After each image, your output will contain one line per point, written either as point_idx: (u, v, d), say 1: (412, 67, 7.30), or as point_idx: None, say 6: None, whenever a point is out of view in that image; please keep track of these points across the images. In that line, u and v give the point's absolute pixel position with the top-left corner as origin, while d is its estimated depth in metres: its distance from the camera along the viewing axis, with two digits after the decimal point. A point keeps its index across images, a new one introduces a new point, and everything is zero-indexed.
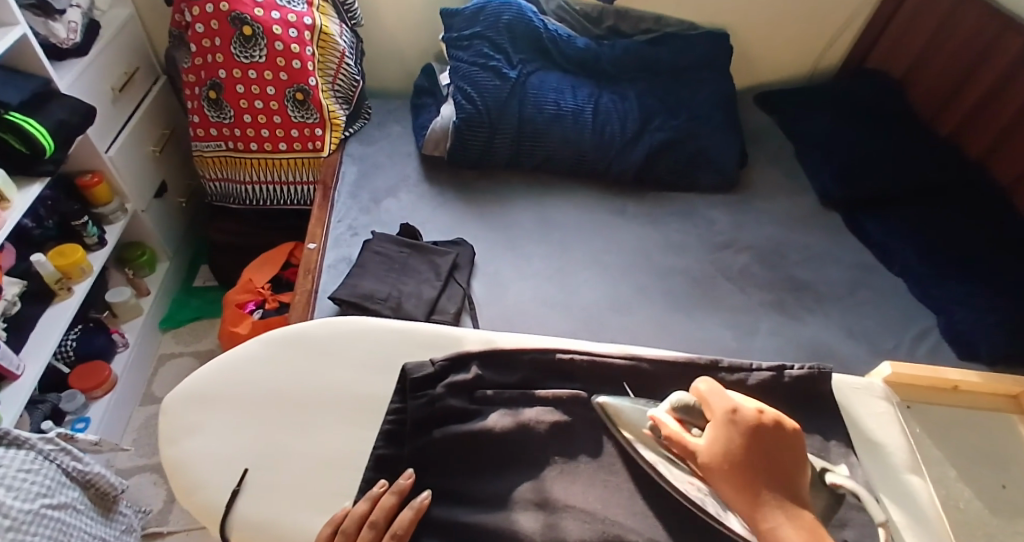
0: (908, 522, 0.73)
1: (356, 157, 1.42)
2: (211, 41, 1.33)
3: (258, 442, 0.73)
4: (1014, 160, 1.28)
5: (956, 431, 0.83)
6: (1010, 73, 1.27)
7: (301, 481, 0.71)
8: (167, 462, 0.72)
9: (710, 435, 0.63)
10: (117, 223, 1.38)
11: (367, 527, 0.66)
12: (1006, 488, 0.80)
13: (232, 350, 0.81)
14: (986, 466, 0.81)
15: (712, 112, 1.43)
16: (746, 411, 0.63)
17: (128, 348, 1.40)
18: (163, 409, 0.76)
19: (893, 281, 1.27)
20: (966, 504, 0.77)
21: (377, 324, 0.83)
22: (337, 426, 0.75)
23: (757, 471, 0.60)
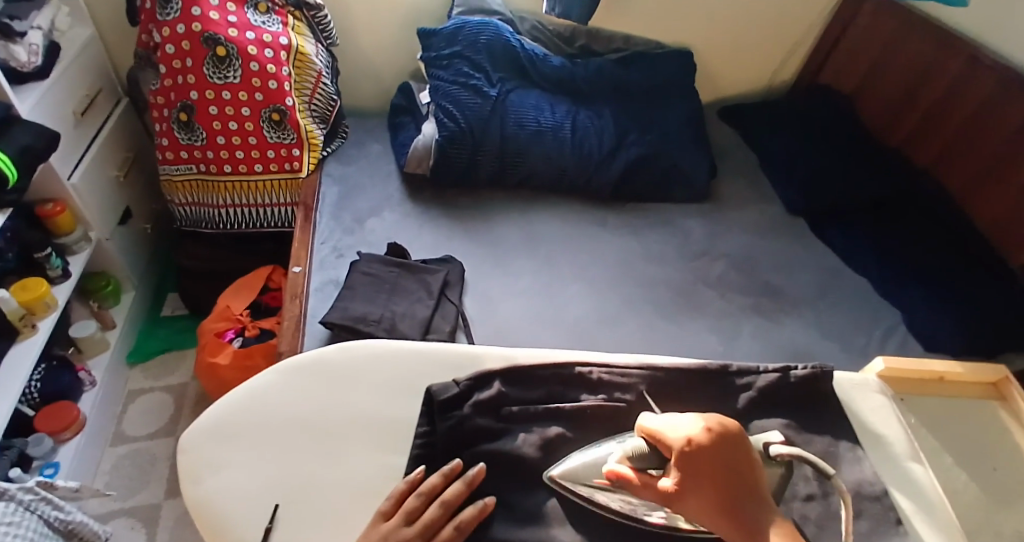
0: (915, 509, 0.78)
1: (336, 177, 1.41)
2: (182, 62, 1.28)
3: (286, 474, 0.73)
4: (963, 165, 1.36)
5: (947, 420, 0.88)
6: (955, 87, 1.37)
7: (333, 508, 0.71)
8: (191, 503, 0.72)
9: (675, 475, 0.62)
10: (82, 253, 1.30)
11: (436, 504, 0.68)
12: (996, 470, 0.86)
13: (248, 384, 0.81)
14: (975, 450, 0.87)
15: (684, 127, 1.49)
16: (697, 436, 0.63)
17: (95, 387, 1.32)
18: (181, 449, 0.76)
19: (859, 284, 1.32)
20: (961, 487, 0.83)
21: (393, 350, 0.85)
22: (364, 451, 0.76)
23: (726, 493, 0.61)
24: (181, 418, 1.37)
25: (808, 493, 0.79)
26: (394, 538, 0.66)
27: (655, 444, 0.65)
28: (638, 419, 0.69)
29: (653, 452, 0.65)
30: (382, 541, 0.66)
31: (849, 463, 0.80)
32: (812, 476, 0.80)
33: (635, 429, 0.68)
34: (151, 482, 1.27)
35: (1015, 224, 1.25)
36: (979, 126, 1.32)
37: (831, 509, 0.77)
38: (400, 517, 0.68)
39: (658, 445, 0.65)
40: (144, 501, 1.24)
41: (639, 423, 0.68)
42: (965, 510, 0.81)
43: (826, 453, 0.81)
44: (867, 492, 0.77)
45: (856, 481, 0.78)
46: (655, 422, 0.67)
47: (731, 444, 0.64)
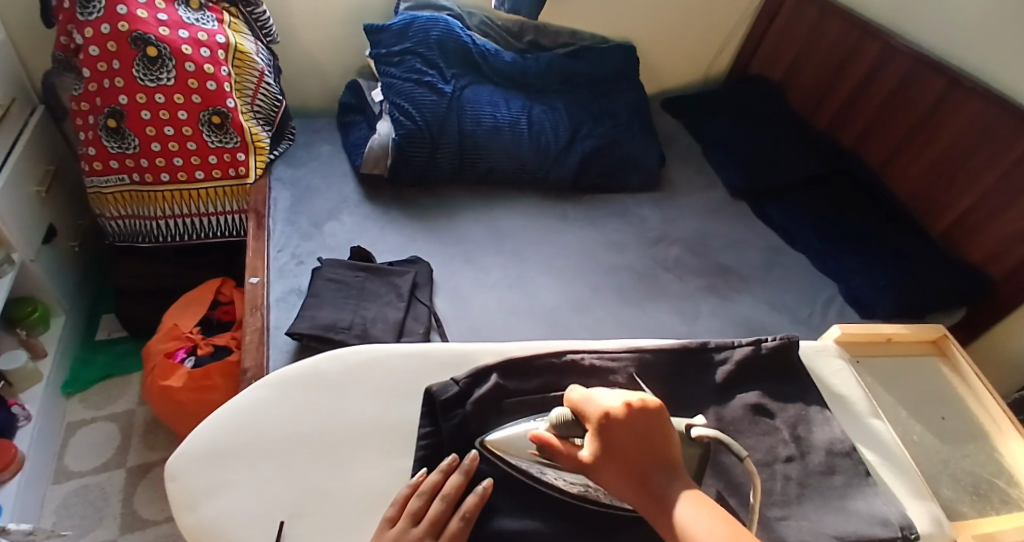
0: (880, 460, 0.83)
1: (287, 181, 1.36)
2: (108, 64, 1.18)
3: (288, 490, 0.71)
4: (882, 144, 1.50)
5: (898, 378, 0.98)
6: (873, 73, 1.50)
7: (343, 519, 0.69)
8: (188, 531, 0.68)
9: (591, 445, 0.63)
10: (6, 276, 1.19)
11: (439, 499, 0.67)
12: (946, 419, 0.95)
13: (234, 401, 0.78)
14: (927, 403, 0.96)
15: (631, 119, 1.55)
16: (615, 410, 0.63)
17: (32, 421, 1.21)
18: (170, 476, 0.72)
19: (799, 259, 1.42)
20: (919, 437, 0.91)
21: (387, 352, 0.83)
22: (369, 458, 0.74)
23: (640, 463, 0.61)
24: (132, 447, 1.29)
25: (789, 454, 0.80)
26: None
27: (578, 414, 0.65)
28: (568, 391, 0.69)
29: (575, 422, 0.66)
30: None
31: (819, 424, 0.84)
32: (789, 438, 0.82)
33: (564, 400, 0.69)
34: (105, 518, 1.18)
35: (935, 193, 1.38)
36: (898, 105, 1.45)
37: (809, 467, 0.80)
38: (406, 520, 0.66)
39: (581, 416, 0.65)
40: (99, 539, 1.15)
41: (568, 394, 0.68)
42: (924, 456, 0.89)
43: (797, 420, 0.84)
44: (839, 449, 0.82)
45: (827, 440, 0.82)
46: (583, 393, 0.67)
47: (649, 419, 0.62)
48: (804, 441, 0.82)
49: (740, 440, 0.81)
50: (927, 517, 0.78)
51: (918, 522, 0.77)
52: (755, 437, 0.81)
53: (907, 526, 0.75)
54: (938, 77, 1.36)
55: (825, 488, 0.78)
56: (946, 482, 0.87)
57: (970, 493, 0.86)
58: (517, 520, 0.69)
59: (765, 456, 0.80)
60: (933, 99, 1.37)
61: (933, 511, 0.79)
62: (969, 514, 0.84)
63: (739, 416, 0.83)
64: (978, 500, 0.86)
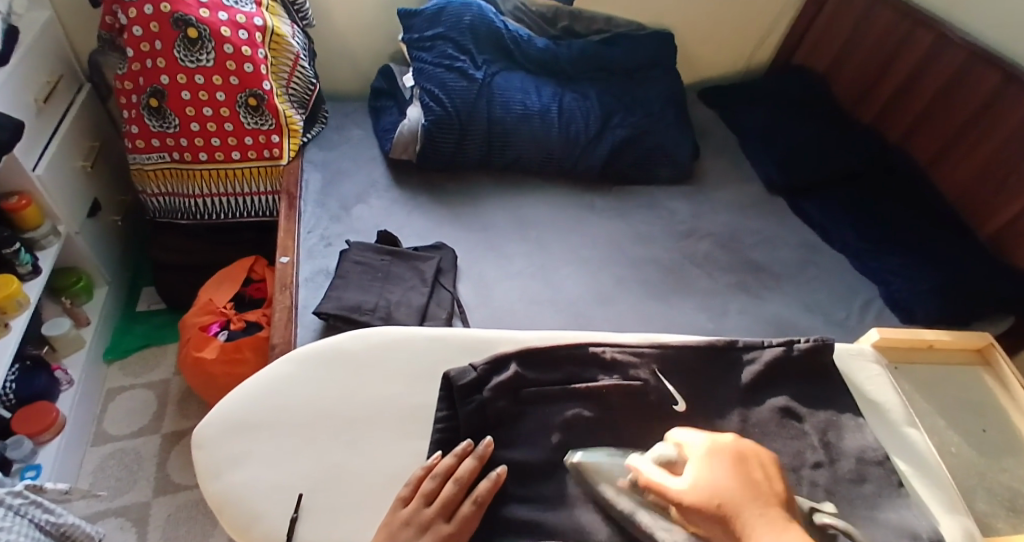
0: (914, 470, 0.80)
1: (318, 163, 1.38)
2: (151, 45, 1.21)
3: (309, 465, 0.71)
4: (932, 141, 1.42)
5: (936, 385, 0.93)
6: (925, 66, 1.43)
7: (360, 500, 0.69)
8: (211, 499, 0.70)
9: (695, 478, 0.62)
10: (51, 248, 1.24)
11: (452, 481, 0.67)
12: (987, 431, 0.90)
13: (261, 374, 0.79)
14: (967, 414, 0.91)
15: (666, 109, 1.52)
16: (724, 446, 0.65)
17: (72, 386, 1.26)
18: (196, 443, 0.74)
19: (837, 258, 1.37)
20: (957, 448, 0.87)
21: (409, 335, 0.82)
22: (388, 439, 0.74)
23: (739, 496, 0.60)
24: (166, 415, 1.33)
25: (817, 460, 0.77)
26: (416, 521, 0.64)
27: (680, 453, 0.66)
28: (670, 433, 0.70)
29: (678, 460, 0.66)
30: (404, 526, 0.64)
31: (850, 431, 0.81)
32: (816, 442, 0.79)
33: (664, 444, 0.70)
34: (139, 481, 1.23)
35: (983, 194, 1.32)
36: (948, 102, 1.38)
37: (838, 474, 0.77)
38: (420, 499, 0.66)
39: (684, 456, 0.66)
40: (132, 501, 1.20)
41: (671, 437, 0.69)
42: (961, 469, 0.85)
43: (826, 424, 0.81)
44: (870, 457, 0.78)
45: (858, 447, 0.79)
46: (684, 437, 0.68)
47: (760, 459, 0.64)
48: (832, 446, 0.79)
49: (762, 442, 0.78)
50: (960, 530, 0.75)
51: (950, 536, 0.74)
52: (780, 439, 0.79)
53: (936, 539, 0.72)
54: (993, 73, 1.29)
55: (855, 497, 0.75)
56: (981, 496, 0.83)
57: (1006, 508, 0.82)
58: (526, 511, 0.69)
59: (789, 459, 0.77)
60: (987, 96, 1.31)
61: (965, 525, 0.76)
62: (1003, 530, 0.80)
63: (765, 418, 0.80)
64: (1014, 515, 0.81)
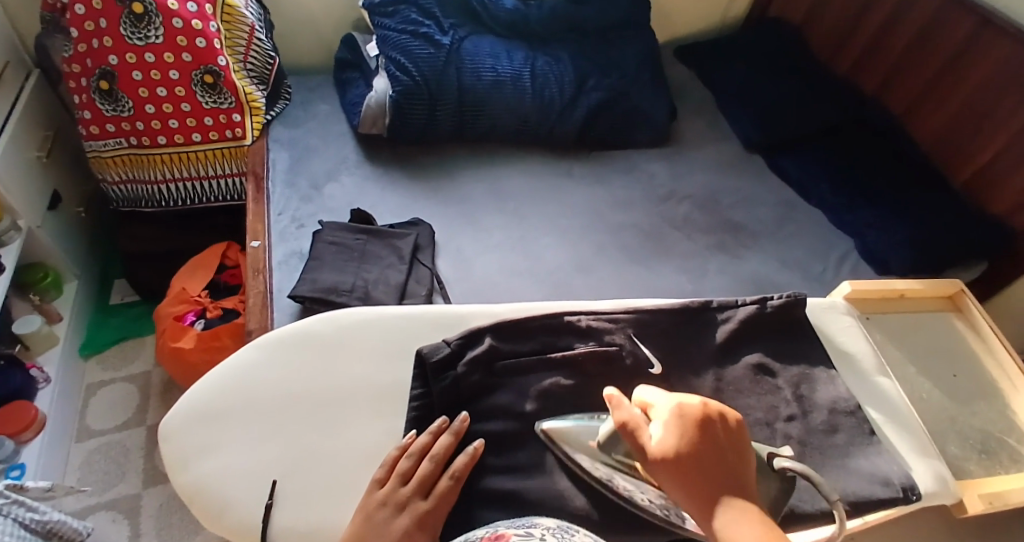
0: (886, 418, 0.81)
1: (284, 142, 1.34)
2: (95, 23, 1.17)
3: (282, 452, 0.71)
4: (907, 87, 1.41)
5: (912, 334, 0.94)
6: (899, 10, 1.41)
7: (337, 481, 0.69)
8: (183, 491, 0.69)
9: (663, 435, 0.58)
10: (13, 243, 1.21)
11: (427, 459, 0.67)
12: (957, 377, 0.91)
13: (228, 361, 0.77)
14: (938, 360, 0.92)
15: (640, 68, 1.48)
16: (691, 406, 0.61)
17: (50, 383, 1.24)
18: (163, 436, 0.72)
19: (814, 213, 1.37)
20: (928, 394, 0.88)
21: (380, 311, 0.81)
22: (363, 420, 0.73)
23: (708, 465, 0.57)
24: (149, 406, 1.32)
25: (790, 413, 0.79)
26: (392, 501, 0.64)
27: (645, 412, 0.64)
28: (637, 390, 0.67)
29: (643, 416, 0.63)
30: (380, 506, 0.64)
31: (823, 384, 0.82)
32: (791, 397, 0.80)
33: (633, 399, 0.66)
34: (127, 474, 1.22)
35: (958, 140, 1.31)
36: (924, 47, 1.36)
37: (810, 426, 0.78)
38: (396, 479, 0.66)
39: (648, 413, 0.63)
40: (122, 493, 1.20)
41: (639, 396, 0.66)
42: (933, 414, 0.86)
43: (800, 379, 0.82)
44: (843, 408, 0.80)
45: (831, 399, 0.80)
46: (650, 395, 0.66)
47: (725, 422, 0.60)
48: (806, 400, 0.80)
49: (741, 400, 0.79)
50: (931, 476, 0.77)
51: (922, 482, 0.76)
52: (756, 397, 0.80)
53: (908, 486, 0.74)
54: (965, 17, 1.28)
55: (827, 447, 0.77)
56: (953, 439, 0.84)
57: (979, 451, 0.84)
58: (508, 482, 0.69)
59: (766, 415, 0.78)
60: (960, 40, 1.29)
61: (938, 470, 0.78)
62: (975, 472, 0.82)
63: (741, 376, 0.81)
64: (986, 458, 0.84)
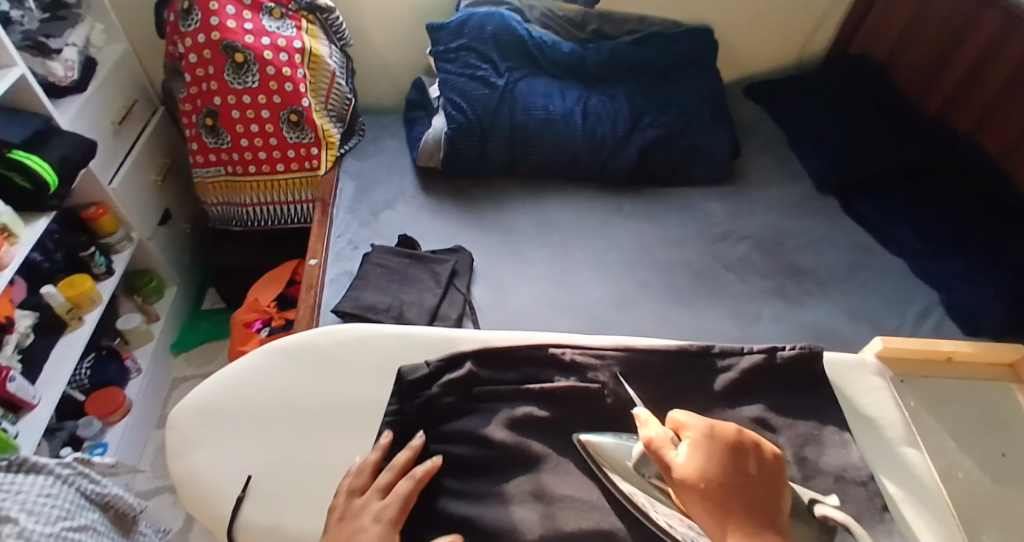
0: (903, 494, 0.73)
1: (352, 173, 1.46)
2: (205, 70, 1.35)
3: (263, 452, 0.77)
4: (1007, 128, 1.27)
5: (954, 401, 0.83)
6: (995, 46, 1.28)
7: (305, 485, 0.74)
8: (177, 475, 0.76)
9: (688, 456, 0.60)
10: (123, 252, 1.42)
11: (388, 470, 0.70)
12: (1006, 456, 0.79)
13: (235, 365, 0.84)
14: (986, 437, 0.81)
15: (701, 108, 1.45)
16: (723, 428, 0.63)
17: (140, 373, 1.42)
18: (169, 425, 0.80)
19: (893, 263, 1.25)
20: (966, 473, 0.77)
21: (375, 331, 0.86)
22: (340, 432, 0.78)
23: (732, 491, 0.58)
24: None
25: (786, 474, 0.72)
26: (348, 511, 0.66)
27: (677, 434, 0.64)
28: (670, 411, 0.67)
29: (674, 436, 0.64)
30: (339, 517, 0.66)
31: (833, 447, 0.75)
32: (791, 458, 0.73)
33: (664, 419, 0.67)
34: None
35: None
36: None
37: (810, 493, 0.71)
38: (354, 492, 0.69)
39: (679, 433, 0.64)
40: None
41: (671, 415, 0.67)
42: (969, 497, 0.75)
43: (806, 439, 0.75)
44: (853, 477, 0.72)
45: (839, 466, 0.73)
46: (685, 415, 0.66)
47: (759, 450, 0.62)
48: (808, 463, 0.73)
49: None
50: None
51: None
52: None
53: None
54: None
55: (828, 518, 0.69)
56: (995, 528, 0.72)
57: None
58: (467, 509, 0.69)
59: None
60: None
61: None
62: None
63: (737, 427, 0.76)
64: None
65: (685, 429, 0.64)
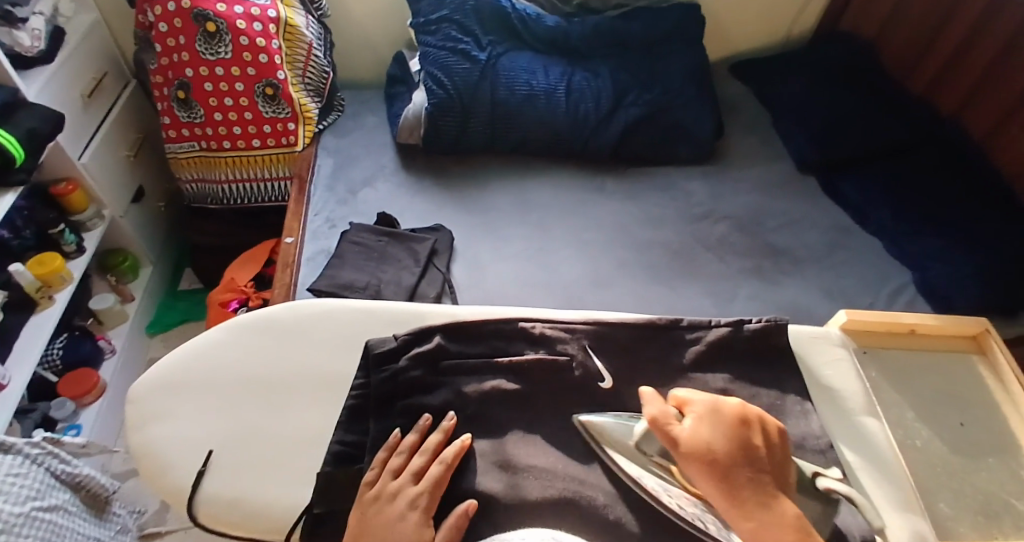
0: (862, 463, 0.74)
1: (331, 150, 1.43)
2: (175, 39, 1.31)
3: (223, 425, 0.76)
4: (989, 108, 1.27)
5: (914, 373, 0.87)
6: (981, 26, 1.28)
7: (265, 458, 0.74)
8: (136, 448, 0.76)
9: (692, 428, 0.63)
10: (95, 230, 1.38)
11: (419, 454, 0.69)
12: (963, 426, 0.83)
13: (197, 340, 0.84)
14: (943, 405, 0.85)
15: (685, 85, 1.44)
16: (727, 404, 0.66)
17: (115, 354, 1.40)
18: (129, 400, 0.79)
19: (869, 242, 1.26)
20: (923, 442, 0.81)
21: (341, 306, 0.86)
22: (302, 405, 0.78)
23: (741, 461, 0.61)
24: None
25: None
26: (385, 493, 0.66)
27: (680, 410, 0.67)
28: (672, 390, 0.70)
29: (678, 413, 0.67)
30: (376, 500, 0.66)
31: (793, 417, 0.75)
32: None
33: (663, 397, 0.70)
34: None
35: None
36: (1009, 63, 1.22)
37: None
38: (388, 474, 0.68)
39: (683, 410, 0.67)
40: None
41: (674, 393, 0.70)
42: (926, 464, 0.79)
43: (768, 408, 0.76)
44: (812, 446, 0.73)
45: (799, 434, 0.73)
46: (687, 393, 0.69)
47: (763, 424, 0.65)
48: None
49: None
50: (907, 532, 0.68)
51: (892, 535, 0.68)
52: None
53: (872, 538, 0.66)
54: None
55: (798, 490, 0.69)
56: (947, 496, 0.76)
57: (974, 514, 0.75)
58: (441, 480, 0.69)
59: None
60: None
61: (915, 526, 0.69)
62: (964, 535, 0.73)
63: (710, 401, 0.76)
64: (982, 521, 0.75)
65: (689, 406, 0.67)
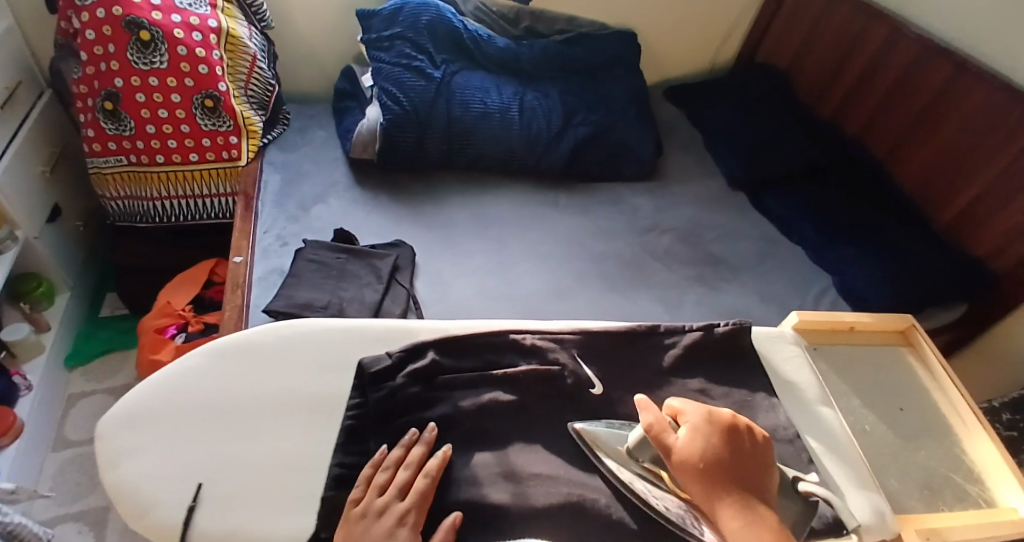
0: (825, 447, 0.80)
1: (277, 164, 1.38)
2: (104, 47, 1.22)
3: (209, 454, 0.71)
4: (891, 129, 1.43)
5: (854, 365, 0.95)
6: (880, 56, 1.44)
7: (260, 485, 0.69)
8: (111, 489, 0.69)
9: (687, 438, 0.65)
10: (9, 252, 1.25)
11: (422, 474, 0.68)
12: (904, 410, 0.92)
13: (169, 367, 0.78)
14: (883, 393, 0.93)
15: (628, 107, 1.52)
16: (719, 413, 0.68)
17: (31, 391, 1.26)
18: (98, 436, 0.72)
19: (795, 251, 1.37)
20: (871, 426, 0.89)
21: (324, 322, 0.83)
22: (294, 427, 0.73)
23: (731, 469, 0.63)
24: None
25: None
26: (371, 510, 0.65)
27: (676, 418, 0.69)
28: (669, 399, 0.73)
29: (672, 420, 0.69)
30: (360, 517, 0.64)
31: (764, 411, 0.81)
32: None
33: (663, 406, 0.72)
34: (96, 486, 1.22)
35: (941, 181, 1.32)
36: (905, 88, 1.38)
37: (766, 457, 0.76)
38: (393, 491, 0.66)
39: (679, 417, 0.69)
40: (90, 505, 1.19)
41: (670, 402, 0.72)
42: (875, 448, 0.87)
43: (741, 405, 0.81)
44: (782, 436, 0.79)
45: (771, 425, 0.79)
46: (681, 403, 0.71)
47: (750, 432, 0.68)
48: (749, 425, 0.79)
49: None
50: (869, 508, 0.75)
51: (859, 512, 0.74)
52: None
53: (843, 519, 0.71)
54: (943, 59, 1.31)
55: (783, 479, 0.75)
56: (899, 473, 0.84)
57: (921, 488, 0.84)
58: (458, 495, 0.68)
59: None
60: (941, 85, 1.31)
61: (875, 503, 0.76)
62: (915, 508, 0.81)
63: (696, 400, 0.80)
64: (928, 495, 0.83)
65: (683, 415, 0.68)
